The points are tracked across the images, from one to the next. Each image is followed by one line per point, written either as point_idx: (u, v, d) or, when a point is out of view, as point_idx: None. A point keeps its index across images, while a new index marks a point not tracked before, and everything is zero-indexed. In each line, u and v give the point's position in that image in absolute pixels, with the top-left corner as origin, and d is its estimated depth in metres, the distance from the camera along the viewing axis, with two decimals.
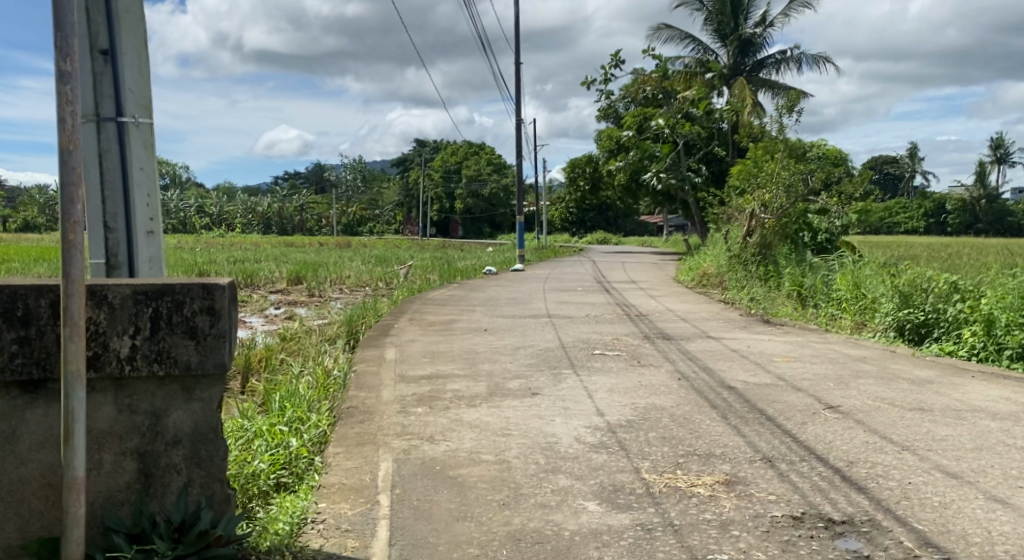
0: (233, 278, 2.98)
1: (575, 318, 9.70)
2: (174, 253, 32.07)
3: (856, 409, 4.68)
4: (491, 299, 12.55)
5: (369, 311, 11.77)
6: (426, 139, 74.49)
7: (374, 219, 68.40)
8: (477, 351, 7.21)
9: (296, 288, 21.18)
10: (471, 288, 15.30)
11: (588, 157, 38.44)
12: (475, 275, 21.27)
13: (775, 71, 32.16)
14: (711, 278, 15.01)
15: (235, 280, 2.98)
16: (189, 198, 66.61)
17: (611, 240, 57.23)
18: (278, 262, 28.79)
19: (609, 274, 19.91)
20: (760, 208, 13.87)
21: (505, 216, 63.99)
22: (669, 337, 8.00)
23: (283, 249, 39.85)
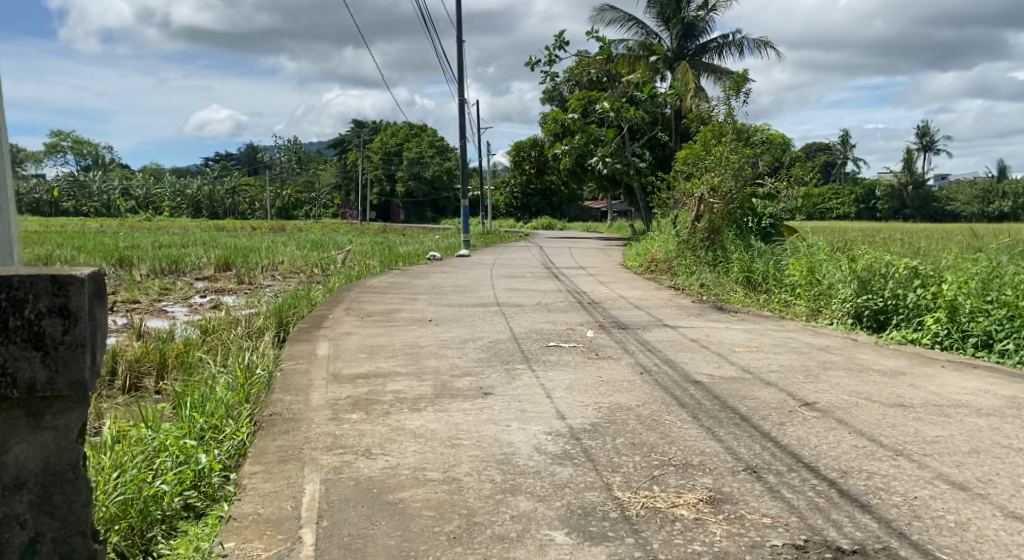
0: (99, 268, 2.40)
1: (522, 308, 9.22)
2: (97, 239, 30.64)
3: (836, 405, 4.28)
4: (433, 287, 12.01)
5: (301, 300, 11.15)
6: (365, 122, 73.05)
7: (311, 202, 67.29)
8: (419, 344, 6.66)
9: (226, 275, 20.29)
10: (412, 274, 14.73)
11: (531, 140, 37.99)
12: (416, 260, 20.67)
13: (717, 55, 32.10)
14: (660, 264, 14.69)
15: (101, 271, 2.41)
16: (117, 181, 64.41)
17: (553, 224, 57.02)
18: (211, 248, 27.76)
19: (555, 259, 19.52)
20: (708, 192, 13.55)
21: (448, 199, 64.24)
22: (623, 327, 7.58)
23: (216, 234, 38.51)
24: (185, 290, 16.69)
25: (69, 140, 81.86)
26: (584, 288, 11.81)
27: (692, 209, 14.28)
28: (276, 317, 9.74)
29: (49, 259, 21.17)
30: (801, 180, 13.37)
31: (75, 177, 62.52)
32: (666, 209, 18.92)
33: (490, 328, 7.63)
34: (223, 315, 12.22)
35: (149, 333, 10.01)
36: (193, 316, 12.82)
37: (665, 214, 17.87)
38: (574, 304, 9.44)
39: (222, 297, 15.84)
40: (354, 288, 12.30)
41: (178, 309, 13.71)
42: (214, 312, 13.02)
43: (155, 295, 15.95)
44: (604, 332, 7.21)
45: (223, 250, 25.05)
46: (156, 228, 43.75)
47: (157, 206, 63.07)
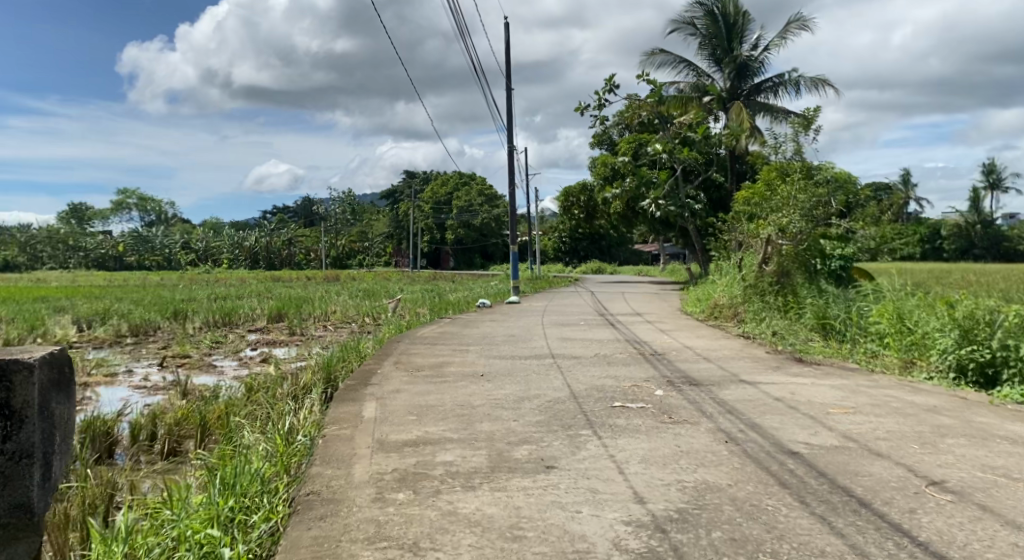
0: (56, 352, 3.16)
1: (581, 360, 8.63)
2: (152, 292, 30.98)
3: (970, 486, 3.59)
4: (487, 337, 11.50)
5: (350, 353, 10.74)
6: (416, 172, 73.83)
7: (364, 251, 68.09)
8: (472, 402, 6.11)
9: (277, 326, 20.09)
10: (464, 323, 14.25)
11: (583, 186, 37.60)
12: (468, 308, 20.24)
13: (772, 95, 31.49)
14: (724, 309, 13.94)
15: (58, 355, 3.16)
16: (178, 235, 66.19)
17: (605, 269, 56.33)
18: (264, 299, 27.83)
19: (611, 305, 18.86)
20: (776, 233, 12.85)
21: (498, 246, 64.16)
22: (694, 382, 6.93)
23: (269, 284, 38.73)
24: (236, 343, 16.51)
25: (133, 196, 84.55)
26: (646, 337, 11.17)
27: (758, 252, 13.57)
28: (322, 372, 9.32)
29: (106, 312, 21.32)
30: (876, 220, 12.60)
31: (138, 231, 64.28)
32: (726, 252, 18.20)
33: (550, 384, 7.05)
34: (272, 370, 11.89)
35: (196, 391, 9.70)
36: (241, 370, 12.52)
37: (727, 258, 17.11)
38: (637, 356, 8.81)
39: (273, 349, 15.58)
40: (404, 339, 11.87)
41: (228, 363, 13.46)
42: (264, 366, 12.72)
43: (205, 348, 15.77)
44: (674, 388, 6.58)
45: (276, 301, 25.01)
46: (214, 280, 44.44)
47: (215, 258, 64.34)
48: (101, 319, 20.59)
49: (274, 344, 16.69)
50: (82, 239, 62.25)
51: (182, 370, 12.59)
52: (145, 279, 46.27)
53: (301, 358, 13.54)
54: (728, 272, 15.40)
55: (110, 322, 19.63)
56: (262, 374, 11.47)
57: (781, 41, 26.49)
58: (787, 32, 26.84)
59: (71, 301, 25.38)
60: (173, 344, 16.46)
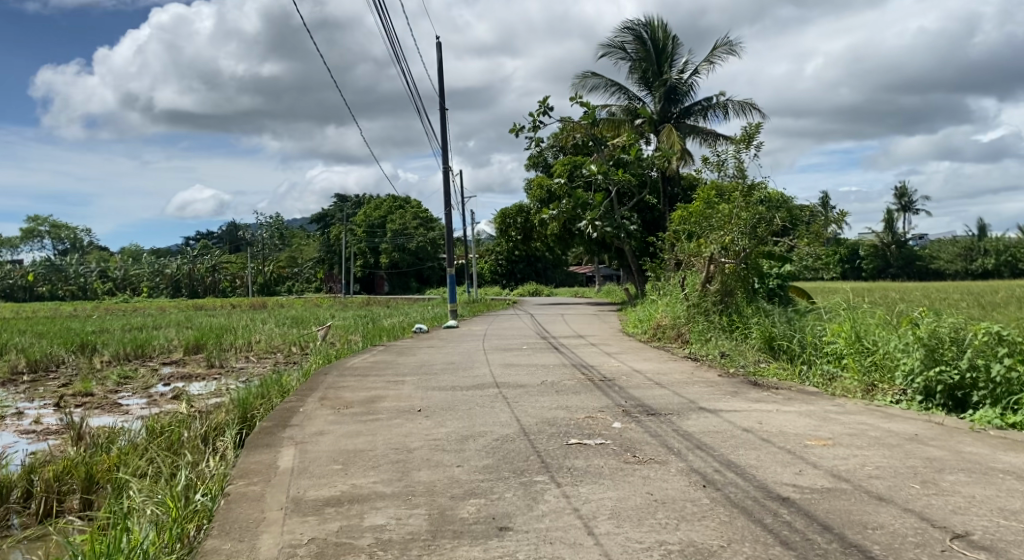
0: None
1: (526, 390, 7.97)
2: (62, 324, 29.20)
3: (997, 541, 3.13)
4: (423, 366, 10.77)
5: (272, 387, 9.87)
6: (347, 196, 72.56)
7: (293, 277, 66.36)
8: (408, 444, 5.41)
9: (196, 358, 18.90)
10: (397, 351, 13.48)
11: (518, 207, 37.15)
12: (401, 334, 19.45)
13: (702, 118, 31.55)
14: (667, 330, 13.48)
15: None
16: (96, 263, 63.38)
17: (541, 291, 56.07)
18: (185, 329, 26.41)
19: (550, 328, 18.29)
20: (719, 251, 12.46)
21: (433, 269, 63.25)
22: (652, 412, 6.36)
23: (190, 313, 37.03)
24: (148, 378, 15.34)
25: (47, 223, 80.76)
26: (591, 362, 10.61)
27: (702, 271, 13.16)
28: (239, 412, 8.46)
29: (6, 347, 19.77)
30: (820, 238, 12.31)
31: (52, 260, 61.23)
32: (667, 272, 17.83)
33: (495, 418, 6.39)
34: (187, 408, 10.90)
35: (97, 435, 8.71)
36: (152, 409, 11.48)
37: (669, 277, 16.70)
38: (586, 384, 8.21)
39: (190, 385, 14.50)
40: (333, 370, 11.03)
41: (137, 401, 12.36)
42: (178, 403, 11.71)
43: (113, 385, 14.56)
44: (631, 420, 5.99)
45: (197, 331, 23.71)
46: (133, 310, 42.39)
47: (135, 287, 61.70)
48: (0, 355, 19.04)
49: (191, 379, 15.57)
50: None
51: (84, 411, 11.47)
52: (58, 310, 43.88)
53: (219, 394, 12.55)
54: (670, 291, 14.95)
55: (10, 358, 18.14)
56: (174, 413, 10.50)
57: (710, 63, 26.65)
58: (716, 55, 26.94)
59: None
60: (79, 380, 15.19)
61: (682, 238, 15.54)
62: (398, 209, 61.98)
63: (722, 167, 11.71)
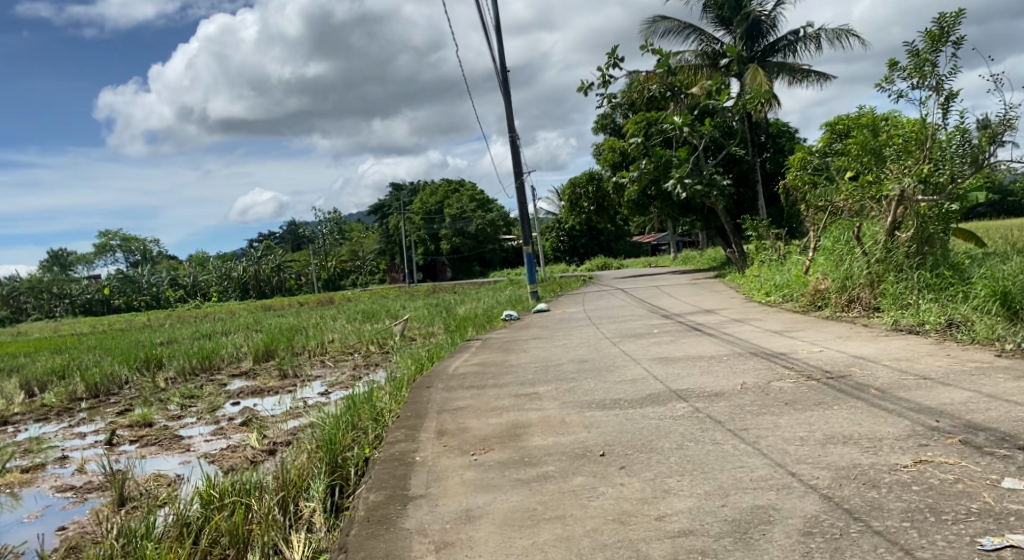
0: None
1: (735, 402, 5.42)
2: (129, 337, 27.76)
3: None
4: (548, 367, 8.28)
5: (361, 408, 7.52)
6: (402, 184, 70.72)
7: (357, 271, 65.03)
8: (644, 548, 3.22)
9: (264, 366, 16.83)
10: (502, 346, 11.06)
11: (589, 174, 34.31)
12: (488, 322, 17.05)
13: (791, 53, 28.54)
14: (836, 294, 10.83)
15: None
16: (164, 272, 62.94)
17: (612, 263, 53.23)
18: (253, 332, 24.51)
19: (665, 304, 15.66)
20: (906, 188, 9.80)
21: (494, 251, 60.67)
22: (1016, 441, 3.82)
23: (259, 315, 35.42)
24: (213, 396, 13.19)
25: (115, 237, 81.20)
26: (774, 345, 7.98)
27: (882, 218, 10.49)
28: (327, 453, 6.13)
29: (65, 369, 17.93)
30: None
31: (121, 271, 60.82)
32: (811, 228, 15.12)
33: (743, 467, 3.87)
34: (259, 441, 8.62)
35: (143, 499, 6.46)
36: (218, 442, 9.23)
37: (819, 237, 13.96)
38: (817, 386, 5.61)
39: (259, 403, 12.30)
40: (433, 379, 8.64)
41: (199, 430, 10.15)
42: (250, 432, 9.46)
43: (175, 409, 12.45)
44: (1015, 463, 3.57)
45: (265, 335, 21.66)
46: (203, 316, 41.16)
47: (204, 293, 61.04)
48: (58, 379, 17.23)
49: (262, 394, 13.38)
50: (65, 285, 58.81)
51: (137, 448, 9.28)
52: (130, 322, 43.02)
53: (297, 417, 10.28)
54: (827, 248, 12.40)
55: (67, 382, 16.32)
56: (245, 451, 8.23)
57: None
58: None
59: (31, 357, 22.04)
60: (137, 405, 13.14)
61: (839, 188, 12.82)
62: (454, 192, 59.95)
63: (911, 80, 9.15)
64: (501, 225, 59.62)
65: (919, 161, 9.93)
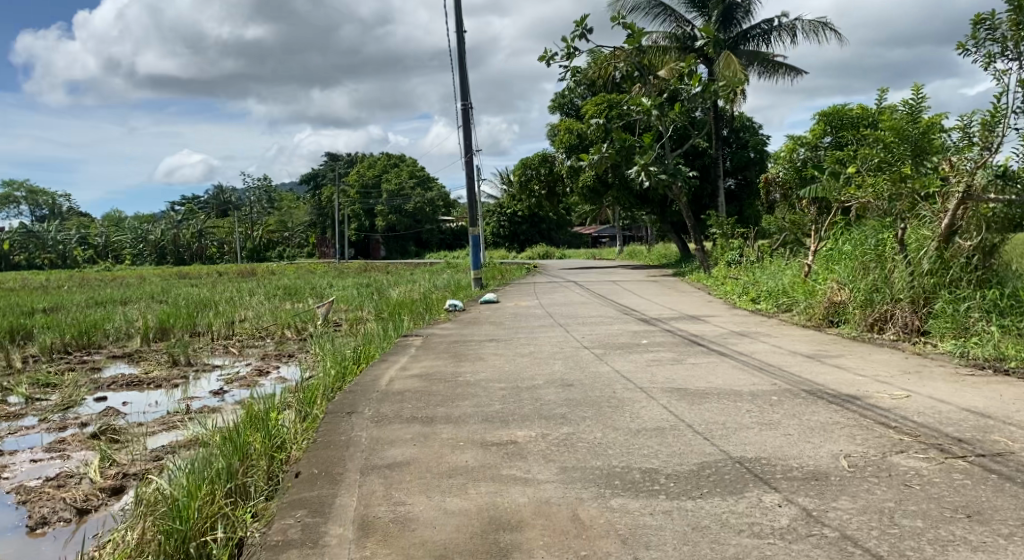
0: None
1: (865, 500, 3.32)
2: (14, 300, 24.43)
3: None
4: (523, 393, 6.06)
5: (248, 443, 5.23)
6: (339, 154, 67.13)
7: (285, 242, 61.71)
8: None
9: (154, 348, 14.14)
10: (449, 351, 8.75)
11: (541, 156, 32.05)
12: (427, 310, 14.68)
13: (764, 43, 26.73)
14: (857, 309, 8.89)
15: None
16: (74, 230, 58.41)
17: (554, 253, 51.15)
18: (155, 303, 21.54)
19: (635, 304, 13.52)
20: (972, 183, 7.82)
21: (432, 232, 57.71)
22: None
23: (171, 283, 32.21)
24: (75, 389, 10.51)
25: (22, 189, 75.34)
26: (829, 381, 5.91)
27: (930, 221, 8.56)
28: (172, 537, 4.01)
29: None
30: None
31: (27, 225, 56.16)
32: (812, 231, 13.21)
33: None
34: (97, 476, 6.35)
35: None
36: (47, 469, 6.80)
37: (824, 244, 11.99)
38: (980, 475, 3.55)
39: (130, 403, 9.68)
40: (361, 398, 6.30)
41: (30, 445, 7.71)
42: (97, 453, 7.07)
43: (19, 404, 9.80)
44: None
45: (167, 308, 18.83)
46: (111, 279, 37.73)
47: (117, 254, 57.00)
48: None
49: (139, 387, 10.73)
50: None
51: None
52: (29, 280, 39.33)
53: (168, 434, 7.87)
54: (841, 253, 10.47)
55: None
56: (72, 491, 5.97)
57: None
58: None
59: None
60: None
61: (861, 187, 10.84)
62: (394, 167, 56.92)
63: (992, 51, 7.21)
64: (440, 205, 56.78)
65: (987, 151, 8.00)
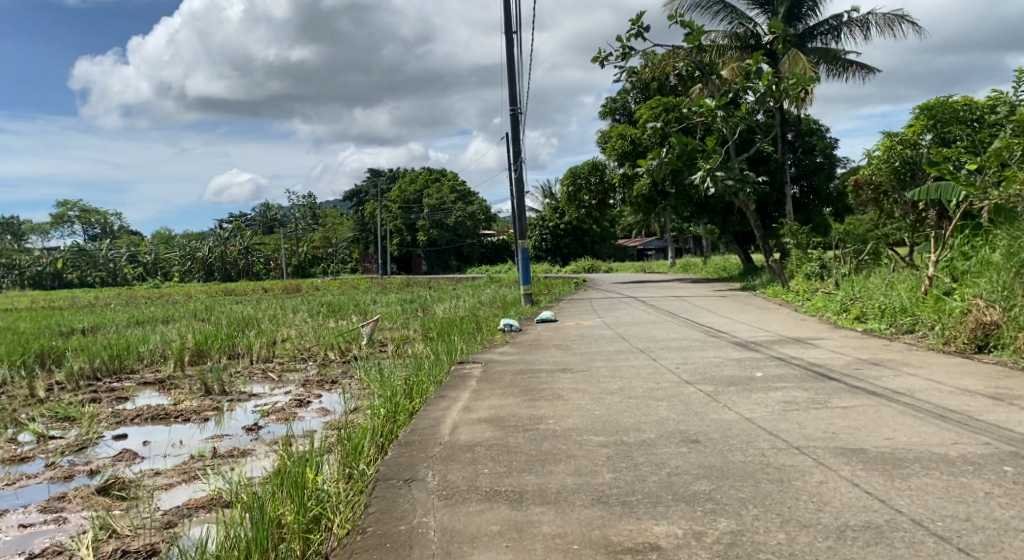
0: None
1: None
2: (53, 318, 23.61)
3: None
4: (634, 452, 4.55)
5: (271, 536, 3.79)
6: (381, 169, 66.25)
7: (328, 258, 60.92)
8: None
9: (183, 373, 12.88)
10: (519, 385, 7.26)
11: (593, 165, 30.48)
12: (481, 330, 13.21)
13: (833, 40, 24.90)
14: None
15: None
16: (123, 248, 58.37)
17: (601, 266, 49.45)
18: (194, 322, 20.41)
19: (719, 325, 11.88)
20: None
21: (475, 246, 56.49)
22: None
23: (214, 301, 31.36)
24: (93, 424, 9.19)
25: (72, 208, 75.80)
26: None
27: None
28: None
29: None
30: None
31: (78, 243, 56.12)
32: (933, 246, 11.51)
33: None
34: (88, 555, 4.94)
35: None
36: (35, 542, 5.44)
37: (949, 257, 10.47)
38: None
39: (150, 442, 8.30)
40: (419, 455, 4.87)
41: (25, 502, 6.37)
42: (97, 517, 5.71)
43: (26, 443, 8.53)
44: None
45: (203, 327, 17.65)
46: (158, 297, 37.21)
47: (165, 272, 56.93)
48: None
49: (164, 422, 9.36)
50: (16, 255, 53.89)
51: None
52: (77, 299, 39.01)
53: (186, 487, 6.44)
54: (991, 269, 8.84)
55: None
56: None
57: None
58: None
59: None
60: None
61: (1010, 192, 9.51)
62: (436, 181, 55.75)
63: None
64: (483, 219, 55.41)
65: None
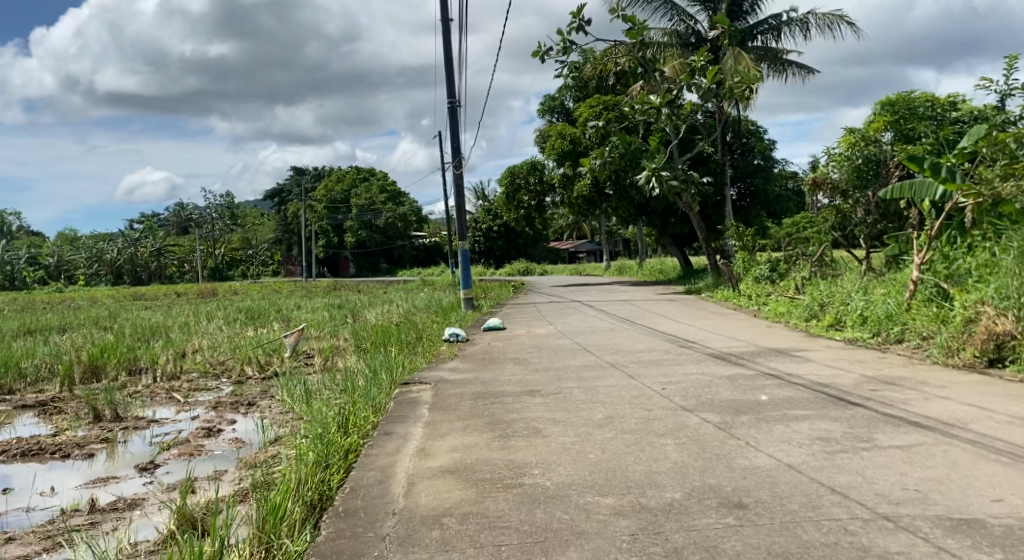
0: None
1: None
2: None
3: None
4: (665, 524, 3.36)
5: None
6: (305, 169, 63.80)
7: (248, 260, 58.17)
8: None
9: (72, 393, 11.08)
10: (481, 416, 5.94)
11: (530, 163, 29.34)
12: (420, 339, 11.80)
13: (774, 39, 24.42)
14: None
15: None
16: (24, 250, 54.52)
17: (535, 268, 48.54)
18: (95, 331, 18.36)
19: (689, 334, 10.79)
20: None
21: (404, 248, 54.81)
22: None
23: (124, 306, 28.97)
24: None
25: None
26: None
27: None
28: None
29: None
30: None
31: None
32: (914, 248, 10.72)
33: None
34: None
35: None
36: None
37: (930, 260, 9.79)
38: None
39: (15, 489, 6.64)
40: (365, 537, 3.53)
41: None
42: None
43: None
44: None
45: (103, 337, 15.71)
46: (60, 303, 34.46)
47: (71, 276, 53.41)
48: None
49: (38, 459, 7.66)
50: None
51: None
52: None
53: None
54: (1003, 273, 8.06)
55: None
56: None
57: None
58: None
59: None
60: None
61: None
62: (363, 181, 53.79)
63: None
64: (413, 220, 53.71)
65: None
